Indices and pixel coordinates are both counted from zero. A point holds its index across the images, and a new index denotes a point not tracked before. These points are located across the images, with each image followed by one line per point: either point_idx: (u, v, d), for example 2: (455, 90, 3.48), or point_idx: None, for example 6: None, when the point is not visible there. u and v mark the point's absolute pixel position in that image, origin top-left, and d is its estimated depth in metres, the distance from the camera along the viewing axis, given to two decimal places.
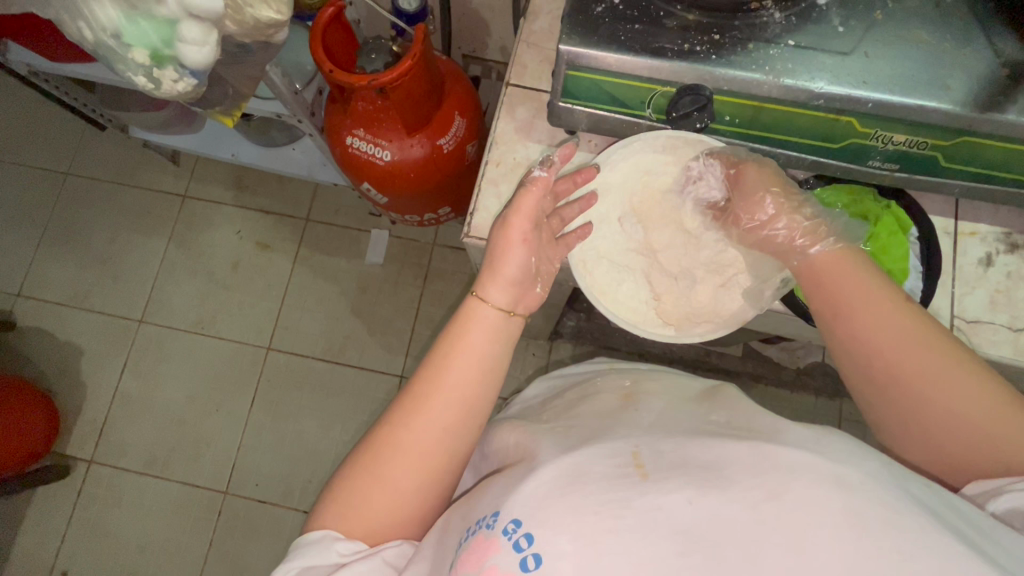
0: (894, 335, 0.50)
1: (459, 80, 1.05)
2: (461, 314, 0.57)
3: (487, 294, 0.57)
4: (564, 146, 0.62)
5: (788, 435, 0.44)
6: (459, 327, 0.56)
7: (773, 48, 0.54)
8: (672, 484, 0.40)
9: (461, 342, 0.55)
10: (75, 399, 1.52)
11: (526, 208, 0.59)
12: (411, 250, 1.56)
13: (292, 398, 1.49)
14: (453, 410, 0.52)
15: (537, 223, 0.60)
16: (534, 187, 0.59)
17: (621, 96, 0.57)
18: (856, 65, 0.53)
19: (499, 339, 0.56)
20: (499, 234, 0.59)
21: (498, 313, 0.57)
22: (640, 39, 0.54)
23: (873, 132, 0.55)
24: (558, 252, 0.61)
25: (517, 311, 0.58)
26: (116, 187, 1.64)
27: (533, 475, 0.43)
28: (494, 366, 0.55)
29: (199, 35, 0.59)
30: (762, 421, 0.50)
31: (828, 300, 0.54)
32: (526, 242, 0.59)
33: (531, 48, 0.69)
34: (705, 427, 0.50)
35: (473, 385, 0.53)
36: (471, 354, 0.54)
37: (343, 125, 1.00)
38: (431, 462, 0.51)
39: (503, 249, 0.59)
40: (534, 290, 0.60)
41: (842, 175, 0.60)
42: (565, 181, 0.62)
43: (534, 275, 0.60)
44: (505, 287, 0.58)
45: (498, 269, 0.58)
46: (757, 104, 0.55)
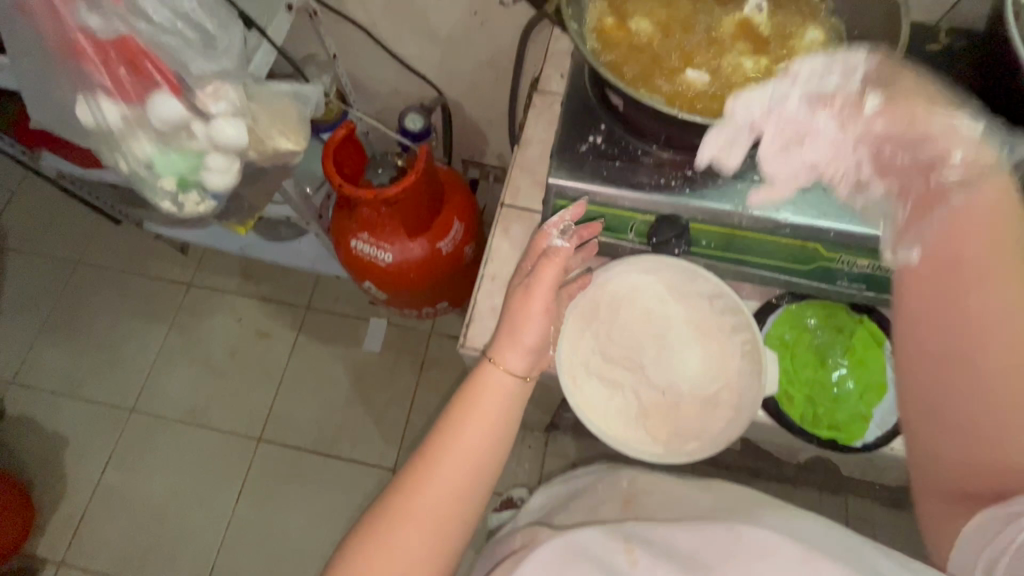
0: (1008, 324, 0.46)
1: (458, 188, 1.13)
2: (475, 379, 0.56)
3: (503, 359, 0.56)
4: (575, 207, 0.60)
5: (766, 519, 0.55)
6: (473, 392, 0.55)
7: (741, 182, 0.60)
8: (657, 567, 0.52)
9: (476, 406, 0.54)
10: (53, 493, 1.47)
11: (546, 280, 0.58)
12: (409, 338, 1.59)
13: (279, 492, 1.45)
14: (464, 476, 0.52)
15: (554, 292, 0.59)
16: (554, 260, 0.58)
17: (605, 221, 0.63)
18: (817, 198, 0.59)
19: (513, 407, 0.56)
20: (518, 302, 0.58)
21: (514, 380, 0.56)
22: (621, 175, 0.60)
23: (837, 256, 0.59)
24: (563, 309, 0.61)
25: (531, 377, 0.57)
26: (123, 276, 1.69)
27: (534, 555, 0.55)
28: (508, 431, 0.55)
29: (223, 165, 0.66)
30: (748, 506, 0.59)
31: (941, 267, 0.50)
32: (546, 312, 0.58)
33: (524, 173, 0.76)
34: (695, 514, 0.59)
35: (485, 451, 0.53)
36: (485, 420, 0.54)
37: (349, 229, 1.06)
38: (441, 529, 0.51)
39: (521, 318, 0.57)
40: (548, 356, 0.59)
41: (814, 293, 0.64)
42: (576, 241, 0.61)
43: (549, 342, 0.59)
44: (522, 353, 0.57)
45: (516, 335, 0.57)
46: (729, 230, 0.60)
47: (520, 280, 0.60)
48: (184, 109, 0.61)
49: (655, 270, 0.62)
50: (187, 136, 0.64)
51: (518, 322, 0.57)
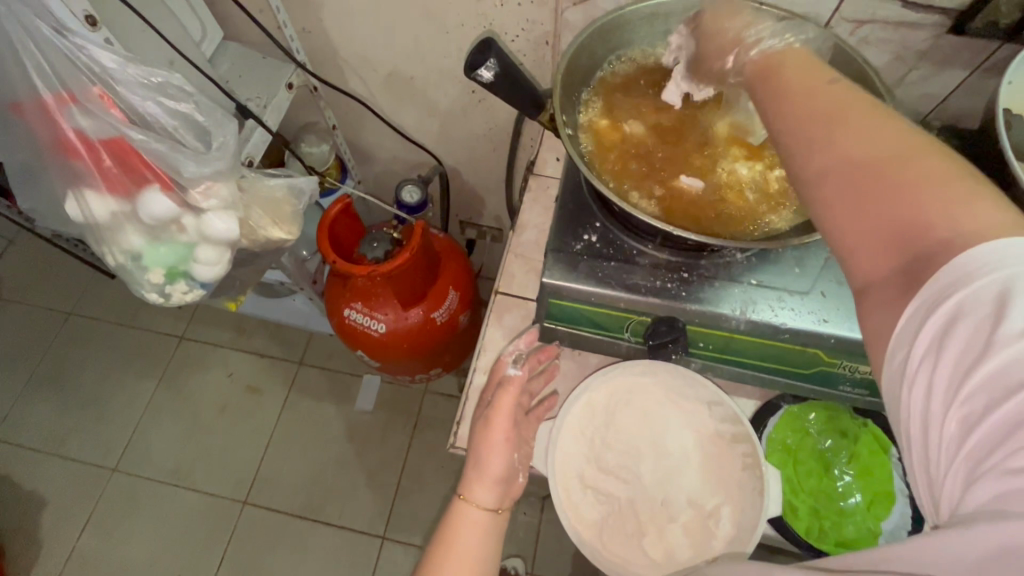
0: (874, 149, 0.39)
1: (454, 255, 1.12)
2: (449, 522, 0.57)
3: (473, 495, 0.57)
4: (527, 333, 0.64)
5: None
6: (448, 533, 0.56)
7: (737, 286, 0.59)
8: None
9: (452, 551, 0.55)
10: (27, 560, 1.41)
11: (505, 408, 0.59)
12: (402, 396, 1.56)
13: (263, 561, 1.38)
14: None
15: (516, 417, 0.60)
16: (510, 387, 0.59)
17: (600, 321, 0.61)
18: (816, 303, 0.57)
19: (489, 543, 0.56)
20: (479, 434, 0.59)
21: (485, 514, 0.57)
22: (616, 275, 0.59)
23: (838, 362, 0.58)
24: (530, 429, 0.61)
25: (503, 509, 0.58)
26: (115, 328, 1.67)
27: None
28: (487, 570, 0.55)
29: (213, 256, 0.65)
30: None
31: (802, 132, 0.43)
32: (508, 440, 0.58)
33: (519, 259, 0.75)
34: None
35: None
36: (463, 563, 0.54)
37: (342, 299, 1.05)
38: None
39: (485, 449, 0.58)
40: (519, 480, 0.59)
41: (815, 395, 0.62)
42: (530, 363, 0.63)
43: (517, 467, 0.59)
44: (491, 485, 0.57)
45: (481, 467, 0.57)
46: (728, 333, 0.59)
47: (481, 408, 0.62)
48: (175, 204, 0.61)
49: (651, 371, 0.61)
50: (178, 229, 0.63)
51: (483, 455, 0.58)
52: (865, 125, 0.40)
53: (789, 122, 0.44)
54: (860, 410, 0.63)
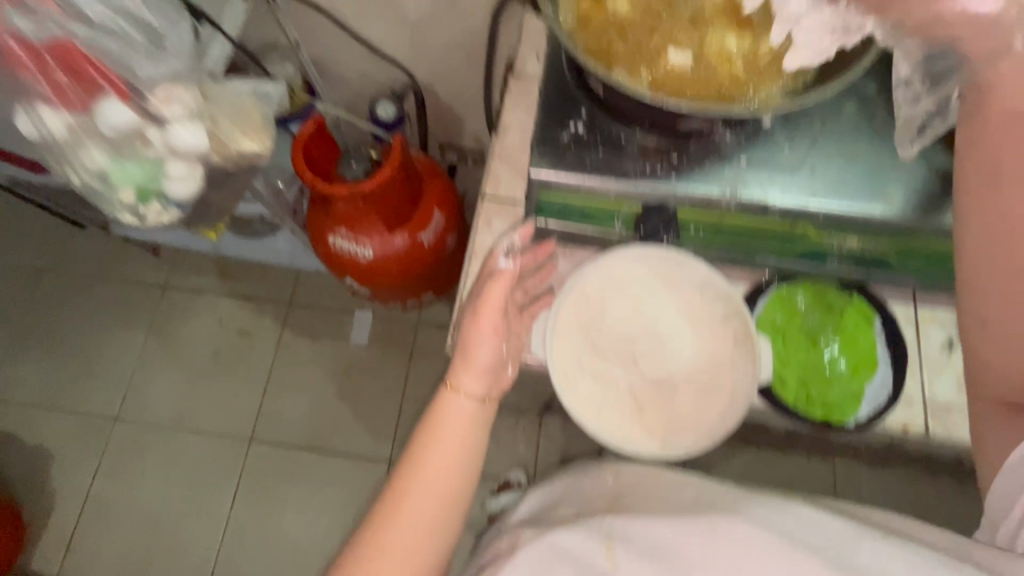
0: None
1: (436, 175, 1.09)
2: (435, 408, 0.58)
3: (460, 383, 0.58)
4: (524, 227, 0.61)
5: (747, 513, 0.55)
6: (435, 423, 0.56)
7: (727, 167, 0.58)
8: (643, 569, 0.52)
9: (438, 435, 0.56)
10: (43, 508, 1.44)
11: (493, 299, 0.59)
12: (396, 329, 1.56)
13: (276, 492, 1.44)
14: (430, 505, 0.53)
15: (507, 313, 0.61)
16: (501, 280, 0.59)
17: (591, 213, 0.61)
18: (805, 179, 0.57)
19: (475, 431, 0.57)
20: (468, 324, 0.60)
21: (472, 402, 0.58)
22: (605, 163, 0.58)
23: (827, 237, 0.59)
24: (522, 324, 0.62)
25: (491, 399, 0.59)
26: (95, 282, 1.63)
27: (515, 559, 0.56)
28: (473, 457, 0.56)
29: (185, 172, 0.62)
30: (729, 502, 0.59)
31: None
32: (497, 331, 0.59)
33: (505, 162, 0.73)
34: (676, 508, 0.59)
35: (448, 479, 0.54)
36: (448, 448, 0.55)
37: (325, 225, 1.02)
38: (416, 559, 0.52)
39: (473, 338, 0.59)
40: (507, 372, 0.61)
41: (803, 273, 0.64)
42: (526, 257, 0.62)
43: (505, 359, 0.60)
44: (479, 376, 0.58)
45: (469, 357, 0.59)
46: (719, 216, 0.59)
47: (470, 300, 0.62)
48: (136, 115, 0.57)
49: (644, 258, 0.60)
50: (142, 143, 0.59)
51: (470, 344, 0.59)
52: None
53: None
54: (852, 284, 0.64)
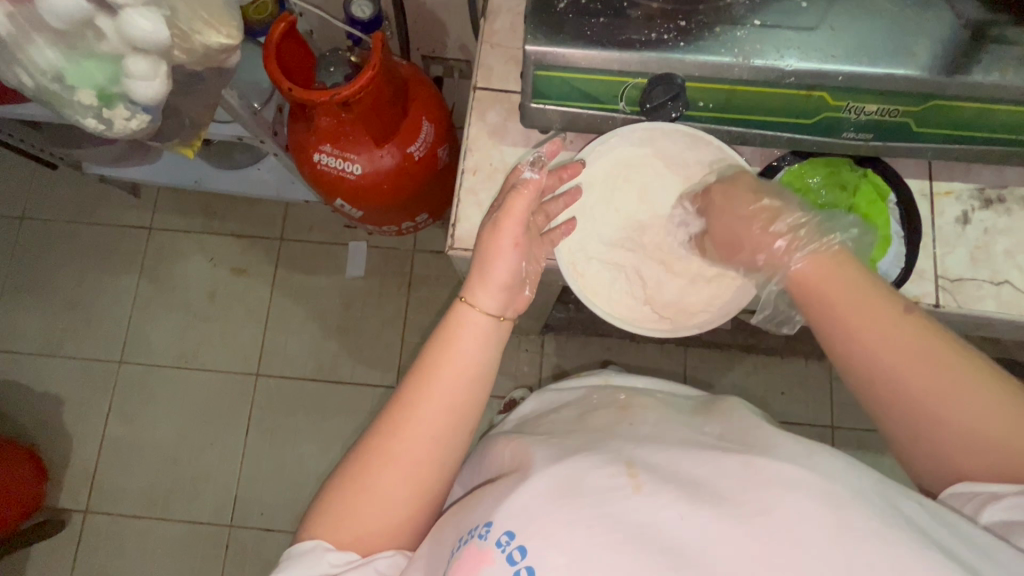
0: None
1: (423, 84, 1.03)
2: (448, 321, 0.55)
3: (476, 299, 0.56)
4: (551, 143, 0.61)
5: (781, 446, 0.46)
6: (448, 334, 0.55)
7: (740, 30, 0.53)
8: (666, 496, 0.42)
9: (451, 348, 0.54)
10: (61, 451, 1.47)
11: (518, 211, 0.57)
12: (392, 259, 1.54)
13: (287, 423, 1.47)
14: (441, 419, 0.52)
15: (528, 230, 0.58)
16: (527, 189, 0.57)
17: (593, 92, 0.56)
18: (823, 39, 0.53)
19: (488, 348, 0.55)
20: (487, 238, 0.57)
21: (487, 318, 0.55)
22: (606, 33, 0.53)
23: (844, 104, 0.55)
24: (543, 250, 0.60)
25: (506, 317, 0.57)
26: (77, 228, 1.58)
27: (524, 485, 0.45)
28: (484, 374, 0.54)
29: (147, 69, 0.57)
30: (756, 434, 0.50)
31: None
32: (518, 246, 0.57)
33: (496, 50, 0.67)
34: (699, 443, 0.50)
35: (459, 394, 0.52)
36: (460, 363, 0.53)
37: (308, 142, 0.97)
38: (422, 471, 0.51)
39: (491, 253, 0.57)
40: (523, 293, 0.59)
41: (817, 149, 0.60)
42: (552, 177, 0.60)
43: (523, 279, 0.59)
44: (496, 292, 0.56)
45: (487, 273, 0.56)
46: (730, 86, 0.54)
47: (492, 212, 0.59)
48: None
49: (651, 139, 0.60)
50: (96, 36, 0.54)
51: (489, 259, 0.57)
52: None
53: None
54: (861, 161, 0.63)
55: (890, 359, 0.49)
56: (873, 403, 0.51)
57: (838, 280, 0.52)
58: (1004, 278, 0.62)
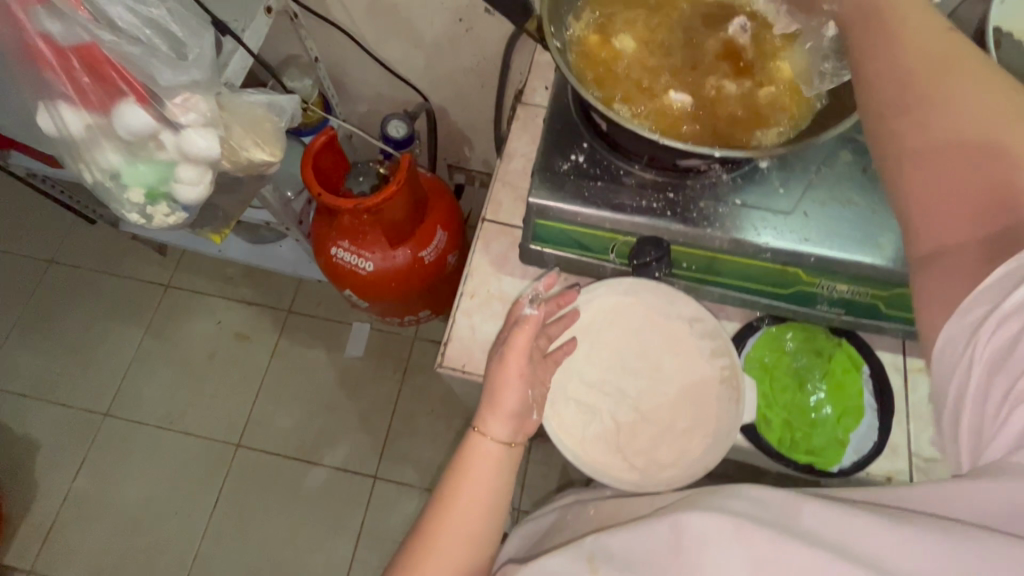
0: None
1: (442, 195, 1.11)
2: (462, 453, 0.55)
3: (487, 429, 0.55)
4: (546, 278, 0.62)
5: (705, 502, 0.44)
6: (462, 467, 0.54)
7: (722, 206, 0.59)
8: None
9: (466, 480, 0.54)
10: (22, 501, 1.43)
11: (519, 345, 0.56)
12: (391, 344, 1.57)
13: (258, 500, 1.42)
14: (461, 552, 0.52)
15: (531, 358, 0.58)
16: (527, 326, 0.56)
17: (587, 243, 0.62)
18: (798, 223, 0.58)
19: (501, 474, 0.55)
20: (493, 371, 0.57)
21: (498, 447, 0.55)
22: (602, 195, 0.59)
23: (817, 281, 0.59)
24: (548, 371, 0.59)
25: (517, 442, 0.56)
26: (99, 277, 1.65)
27: None
28: (501, 501, 0.55)
29: (194, 175, 0.64)
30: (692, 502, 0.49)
31: None
32: (522, 376, 0.56)
33: (506, 186, 0.75)
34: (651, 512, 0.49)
35: (474, 525, 0.52)
36: (478, 493, 0.53)
37: (329, 237, 1.04)
38: None
39: (499, 384, 0.56)
40: (533, 418, 0.58)
41: (793, 316, 0.64)
42: (549, 306, 0.60)
43: (531, 404, 0.58)
44: (505, 421, 0.55)
45: (496, 402, 0.56)
46: (711, 254, 0.60)
47: (496, 343, 0.59)
48: (153, 119, 0.59)
49: (635, 291, 0.62)
50: (156, 147, 0.62)
51: (497, 389, 0.56)
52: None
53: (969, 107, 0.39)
54: (836, 331, 0.66)
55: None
56: (913, 99, 0.42)
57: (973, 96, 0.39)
58: None
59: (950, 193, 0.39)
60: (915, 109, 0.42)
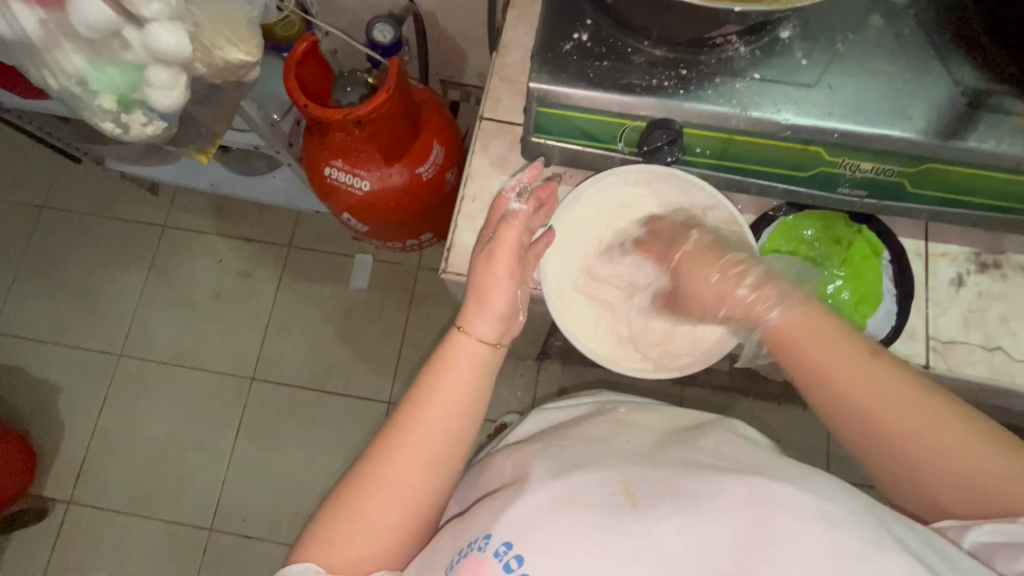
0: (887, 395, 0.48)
1: (436, 108, 1.05)
2: (444, 347, 0.56)
3: (473, 327, 0.56)
4: (531, 168, 0.62)
5: (777, 470, 0.47)
6: (444, 360, 0.55)
7: (739, 82, 0.54)
8: (663, 511, 0.43)
9: (447, 373, 0.54)
10: (52, 439, 1.48)
11: (507, 242, 0.57)
12: (395, 275, 1.55)
13: (278, 429, 1.47)
14: (437, 442, 0.53)
15: (520, 256, 0.58)
16: (514, 222, 0.57)
17: (593, 131, 0.58)
18: (821, 96, 0.54)
19: (483, 372, 0.56)
20: (480, 268, 0.57)
21: (483, 346, 0.56)
22: (608, 76, 0.55)
23: (840, 160, 0.56)
24: (530, 267, 0.59)
25: (502, 344, 0.57)
26: (93, 220, 1.61)
27: (525, 497, 0.47)
28: (480, 399, 0.55)
29: (167, 78, 0.59)
30: (749, 455, 0.51)
31: None
32: (512, 276, 0.57)
33: (504, 82, 0.70)
34: (694, 461, 0.50)
35: (453, 419, 0.53)
36: (456, 385, 0.54)
37: (321, 157, 0.99)
38: (418, 491, 0.52)
39: (486, 281, 0.57)
40: (519, 319, 0.59)
41: (812, 201, 0.61)
42: (532, 201, 0.60)
43: (518, 306, 0.58)
44: (492, 321, 0.56)
45: (483, 301, 0.56)
46: (727, 135, 0.56)
47: (481, 242, 0.59)
48: (111, 11, 0.53)
49: (646, 181, 0.61)
50: (121, 45, 0.57)
51: (484, 289, 0.57)
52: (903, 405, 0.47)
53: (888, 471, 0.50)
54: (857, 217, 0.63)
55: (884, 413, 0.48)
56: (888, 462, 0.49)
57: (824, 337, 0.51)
58: (998, 344, 0.61)
59: (855, 430, 0.50)
60: (805, 339, 0.51)
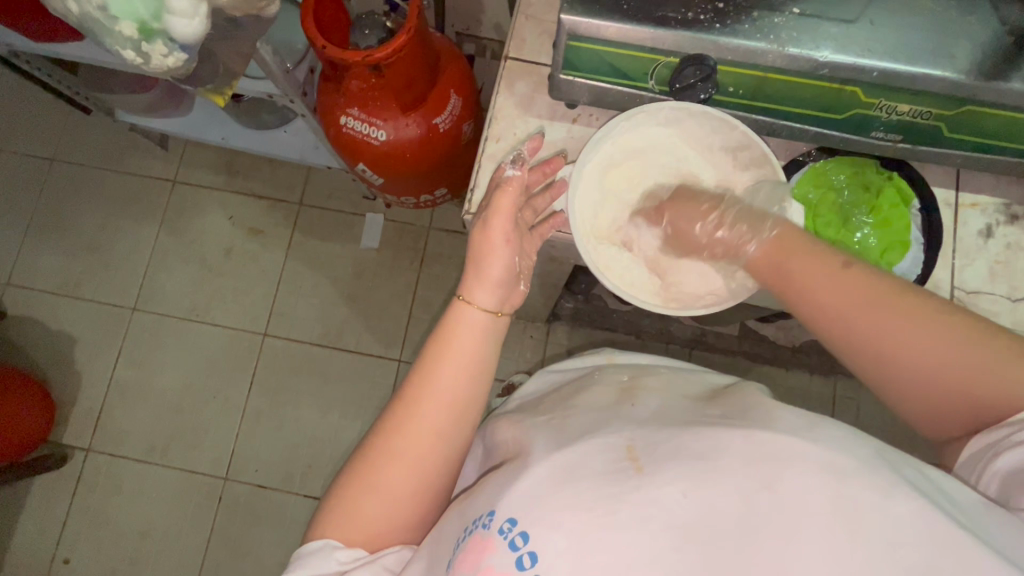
0: (872, 308, 0.49)
1: (453, 58, 1.04)
2: (448, 318, 0.57)
3: (473, 297, 0.57)
4: (532, 140, 0.64)
5: (781, 422, 0.45)
6: (448, 331, 0.56)
7: (778, 16, 0.53)
8: (668, 476, 0.41)
9: (452, 343, 0.55)
10: (70, 389, 1.51)
11: (502, 209, 0.59)
12: (407, 234, 1.55)
13: (291, 384, 1.49)
14: (445, 413, 0.53)
15: (517, 226, 0.60)
16: (509, 187, 0.59)
17: (623, 67, 0.57)
18: (862, 33, 0.52)
19: (486, 339, 0.56)
20: (478, 237, 0.59)
21: (484, 315, 0.57)
22: (642, 8, 0.53)
23: (876, 102, 0.54)
24: (532, 245, 0.62)
25: (504, 312, 0.58)
26: (104, 173, 1.61)
27: (528, 474, 0.45)
28: (485, 369, 0.56)
29: (188, 6, 0.58)
30: (755, 407, 0.50)
31: None
32: (508, 242, 0.59)
33: (530, 21, 0.68)
34: (698, 419, 0.49)
35: (460, 389, 0.54)
36: (462, 356, 0.55)
37: (337, 105, 0.98)
38: (429, 464, 0.53)
39: (484, 251, 0.59)
40: (520, 288, 0.60)
41: (843, 146, 0.60)
42: (535, 173, 0.63)
43: (518, 274, 0.60)
44: (492, 289, 0.57)
45: (483, 271, 0.58)
46: (761, 74, 0.54)
47: (479, 212, 0.61)
48: None
49: (675, 120, 0.62)
50: None
51: (483, 258, 0.59)
52: (893, 316, 0.48)
53: (892, 383, 0.50)
54: (887, 163, 0.63)
55: (868, 323, 0.49)
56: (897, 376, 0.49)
57: (798, 246, 0.54)
58: (1022, 296, 0.61)
59: (854, 346, 0.50)
60: (784, 267, 0.54)
